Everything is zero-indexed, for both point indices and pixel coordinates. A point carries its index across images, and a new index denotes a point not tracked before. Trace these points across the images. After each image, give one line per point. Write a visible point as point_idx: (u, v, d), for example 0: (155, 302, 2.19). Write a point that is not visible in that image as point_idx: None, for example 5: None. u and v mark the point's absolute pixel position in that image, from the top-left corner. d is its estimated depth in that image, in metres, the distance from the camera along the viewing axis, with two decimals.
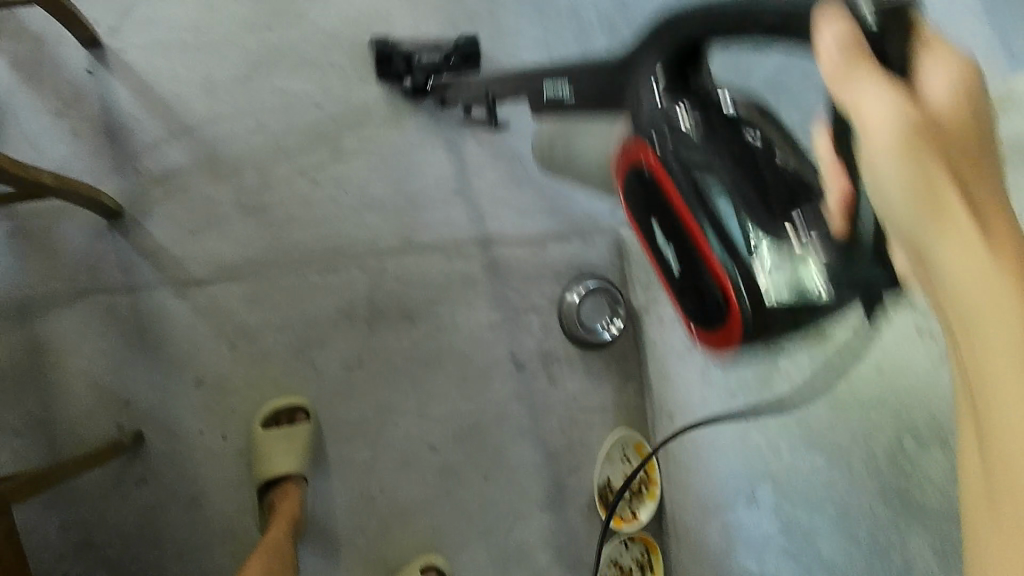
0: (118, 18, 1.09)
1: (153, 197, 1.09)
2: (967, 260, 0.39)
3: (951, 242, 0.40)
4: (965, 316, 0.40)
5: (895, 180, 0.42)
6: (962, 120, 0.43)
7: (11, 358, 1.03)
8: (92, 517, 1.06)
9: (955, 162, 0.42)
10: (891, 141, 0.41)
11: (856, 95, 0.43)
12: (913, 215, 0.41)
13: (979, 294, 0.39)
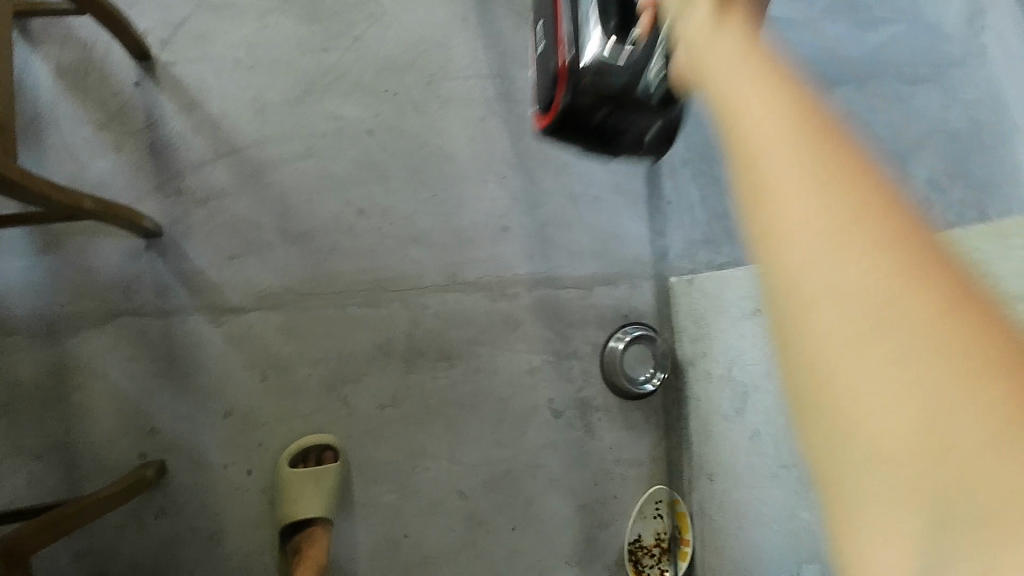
0: (171, 32, 1.07)
1: (194, 218, 1.05)
2: (809, 278, 0.33)
3: (805, 235, 0.34)
4: (790, 280, 0.34)
5: (777, 176, 0.36)
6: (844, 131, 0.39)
7: (35, 379, 0.99)
8: (106, 549, 1.02)
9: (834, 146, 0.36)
10: (775, 106, 0.38)
11: (721, 76, 0.44)
12: (767, 210, 0.36)
13: (832, 293, 0.32)
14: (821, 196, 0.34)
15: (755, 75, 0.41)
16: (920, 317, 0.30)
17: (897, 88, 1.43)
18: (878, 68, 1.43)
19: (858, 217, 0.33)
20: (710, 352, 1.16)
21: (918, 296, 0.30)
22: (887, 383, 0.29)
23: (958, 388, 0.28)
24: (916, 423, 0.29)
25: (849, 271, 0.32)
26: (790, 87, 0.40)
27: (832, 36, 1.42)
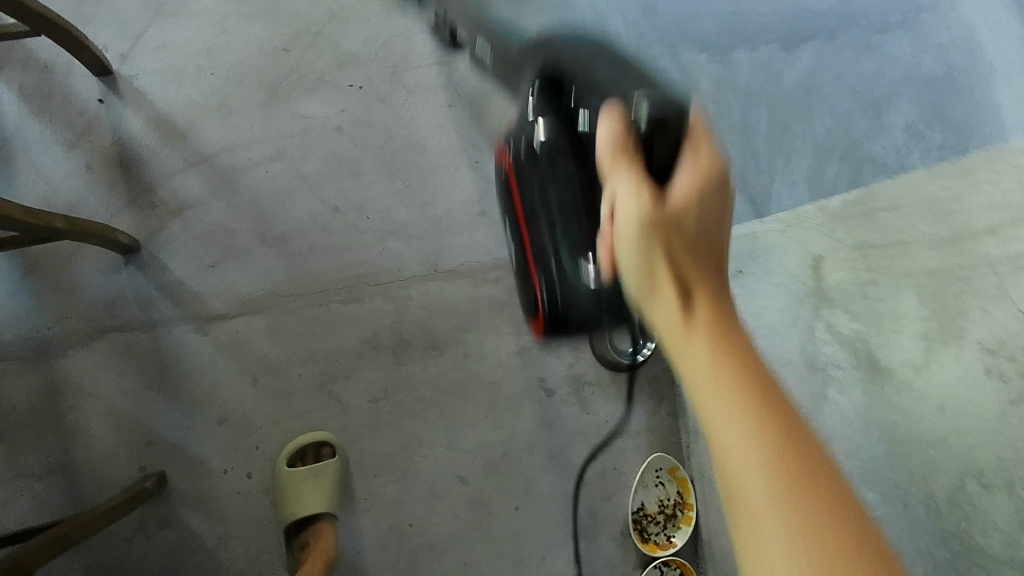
0: (130, 45, 1.07)
1: (170, 229, 1.05)
2: (729, 450, 0.43)
3: (719, 414, 0.44)
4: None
5: (694, 369, 0.48)
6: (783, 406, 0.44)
7: (29, 402, 1.00)
8: (115, 562, 1.03)
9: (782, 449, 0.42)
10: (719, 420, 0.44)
11: (688, 356, 0.49)
12: (718, 450, 0.44)
13: None
14: (720, 375, 0.46)
15: (710, 363, 0.47)
16: None
17: (868, 39, 1.40)
18: (846, 20, 1.42)
19: (796, 510, 0.39)
20: None
21: (792, 456, 0.41)
22: None
23: None
24: None
25: (745, 442, 0.42)
26: (736, 364, 0.46)
27: None
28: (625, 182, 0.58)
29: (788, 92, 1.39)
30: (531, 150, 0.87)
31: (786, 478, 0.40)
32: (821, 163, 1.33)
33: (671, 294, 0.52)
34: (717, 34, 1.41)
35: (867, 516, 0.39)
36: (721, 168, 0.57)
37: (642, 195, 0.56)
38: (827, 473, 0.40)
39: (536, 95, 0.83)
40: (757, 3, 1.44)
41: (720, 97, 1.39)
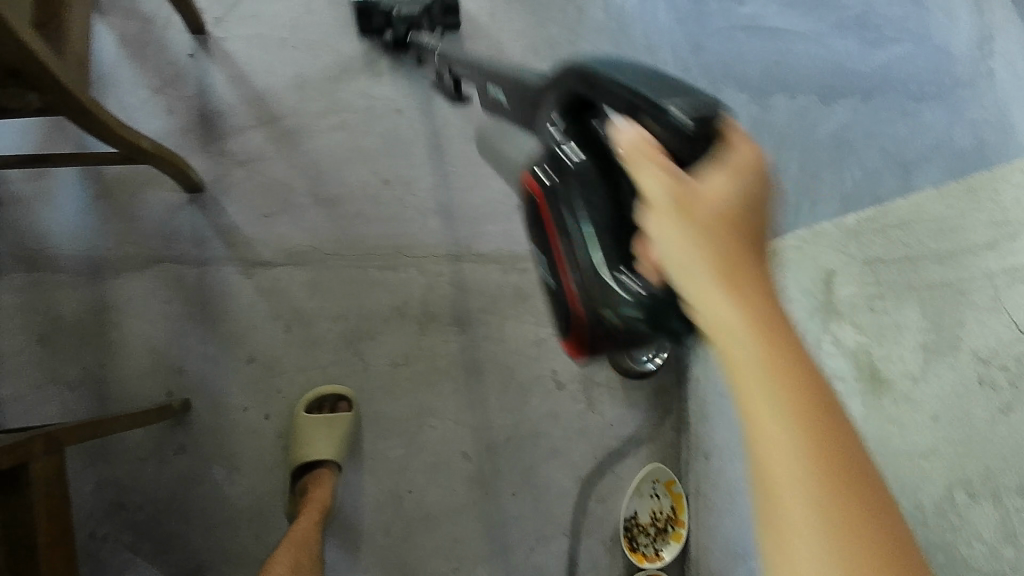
0: (225, 11, 1.17)
1: (233, 177, 1.14)
2: (765, 428, 0.40)
3: (752, 390, 0.41)
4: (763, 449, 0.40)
5: (749, 358, 0.42)
6: (719, 209, 0.50)
7: (76, 315, 1.07)
8: (129, 478, 1.08)
9: (740, 263, 0.48)
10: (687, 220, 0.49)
11: (675, 244, 0.49)
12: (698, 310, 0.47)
13: (773, 461, 0.39)
14: (721, 292, 0.46)
15: (706, 262, 0.47)
16: (792, 422, 0.40)
17: (905, 104, 1.48)
18: (884, 82, 1.49)
19: (773, 340, 0.43)
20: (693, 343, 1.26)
21: (847, 467, 0.39)
22: (799, 490, 0.38)
23: (811, 471, 0.39)
24: (801, 475, 0.39)
25: (807, 462, 0.39)
26: (742, 270, 0.47)
27: (839, 50, 1.49)
28: (641, 168, 0.52)
29: (821, 141, 1.45)
30: (564, 156, 0.70)
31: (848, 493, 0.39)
32: (846, 210, 1.41)
33: (745, 284, 0.46)
34: (758, 77, 1.45)
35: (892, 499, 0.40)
36: (756, 180, 0.53)
37: (656, 168, 0.52)
38: (886, 497, 0.40)
39: (562, 120, 0.71)
40: (801, 54, 1.48)
41: (756, 137, 1.43)
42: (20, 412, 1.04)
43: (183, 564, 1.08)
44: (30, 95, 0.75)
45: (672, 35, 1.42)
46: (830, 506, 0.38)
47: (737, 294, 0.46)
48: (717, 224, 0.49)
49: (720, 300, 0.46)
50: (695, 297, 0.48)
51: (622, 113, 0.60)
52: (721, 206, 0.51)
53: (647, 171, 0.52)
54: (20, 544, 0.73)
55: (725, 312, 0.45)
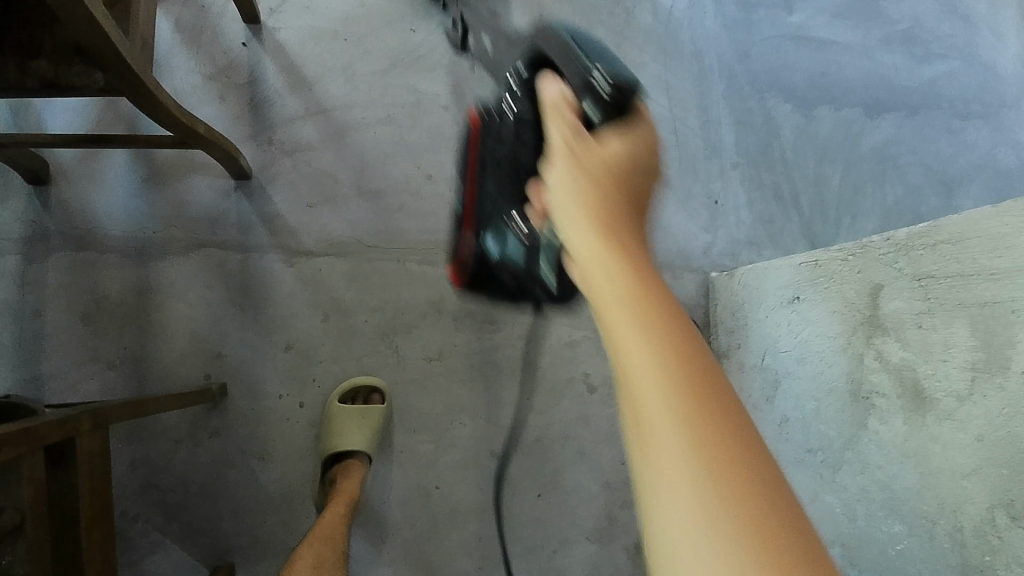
0: (278, 1, 1.18)
1: (280, 166, 1.15)
2: (647, 397, 0.36)
3: (632, 325, 0.39)
4: (635, 408, 0.37)
5: (634, 343, 0.38)
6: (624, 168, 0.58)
7: (121, 295, 1.08)
8: (163, 460, 1.09)
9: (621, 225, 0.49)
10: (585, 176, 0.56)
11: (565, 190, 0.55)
12: (584, 268, 0.45)
13: (645, 404, 0.36)
14: (590, 233, 0.48)
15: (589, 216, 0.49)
16: (682, 374, 0.36)
17: (950, 122, 1.46)
18: (930, 98, 1.47)
19: (637, 295, 0.40)
20: (747, 343, 1.26)
21: (711, 410, 0.35)
22: (674, 445, 0.34)
23: (703, 438, 0.34)
24: (685, 446, 0.34)
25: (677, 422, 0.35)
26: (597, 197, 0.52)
27: (887, 64, 1.47)
28: (561, 167, 0.58)
29: (864, 155, 1.43)
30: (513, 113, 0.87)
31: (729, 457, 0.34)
32: (886, 226, 1.40)
33: (635, 265, 0.44)
34: (804, 88, 1.44)
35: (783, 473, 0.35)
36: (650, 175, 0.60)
37: (581, 158, 0.58)
38: (768, 464, 0.35)
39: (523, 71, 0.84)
40: (848, 66, 1.46)
41: (799, 148, 1.41)
42: (60, 388, 1.05)
43: (212, 547, 1.09)
44: (98, 75, 0.75)
45: (718, 42, 1.41)
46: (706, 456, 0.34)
47: (604, 235, 0.48)
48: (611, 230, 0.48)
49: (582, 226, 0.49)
50: (574, 237, 0.49)
51: (565, 77, 0.77)
52: (611, 162, 0.58)
53: (562, 133, 0.65)
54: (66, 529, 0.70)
55: (613, 306, 0.40)
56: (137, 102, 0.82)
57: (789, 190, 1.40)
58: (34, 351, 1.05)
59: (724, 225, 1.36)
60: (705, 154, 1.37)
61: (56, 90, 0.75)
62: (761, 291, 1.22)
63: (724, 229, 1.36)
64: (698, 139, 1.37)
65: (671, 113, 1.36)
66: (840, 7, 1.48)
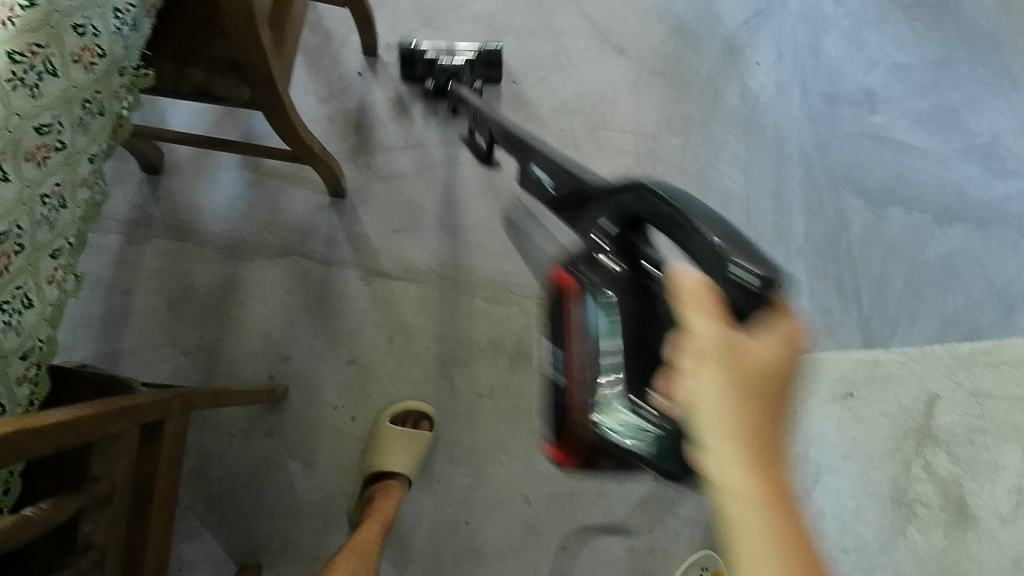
0: (397, 39, 1.31)
1: (372, 189, 1.22)
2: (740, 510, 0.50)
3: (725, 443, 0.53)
4: (738, 508, 0.50)
5: (755, 533, 0.49)
6: (757, 371, 0.56)
7: (207, 288, 1.14)
8: (215, 450, 1.13)
9: (720, 356, 0.57)
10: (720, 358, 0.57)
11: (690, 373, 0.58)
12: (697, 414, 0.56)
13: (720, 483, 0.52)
14: (714, 378, 0.55)
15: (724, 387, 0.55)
16: (741, 454, 0.52)
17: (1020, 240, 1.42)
18: (1001, 214, 1.43)
19: (742, 413, 0.54)
20: None
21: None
22: (745, 487, 0.51)
23: (756, 508, 0.49)
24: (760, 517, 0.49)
25: (774, 554, 0.47)
26: (724, 371, 0.56)
27: (961, 175, 1.45)
28: (704, 317, 0.60)
29: (929, 262, 1.40)
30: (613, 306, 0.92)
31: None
32: (941, 337, 1.35)
33: (741, 419, 0.54)
34: (878, 187, 1.43)
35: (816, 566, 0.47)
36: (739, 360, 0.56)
37: (709, 320, 0.59)
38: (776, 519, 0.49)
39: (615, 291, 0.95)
40: (923, 172, 1.45)
41: (867, 245, 1.40)
42: (134, 366, 1.10)
43: (243, 543, 1.11)
44: (245, 90, 0.83)
45: (800, 130, 1.44)
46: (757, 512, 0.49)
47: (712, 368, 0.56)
48: (756, 381, 0.56)
49: (712, 374, 0.56)
50: (712, 443, 0.54)
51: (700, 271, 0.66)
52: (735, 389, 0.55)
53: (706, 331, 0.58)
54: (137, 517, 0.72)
55: (724, 421, 0.54)
56: (271, 117, 0.89)
57: (851, 284, 1.37)
58: (118, 326, 1.11)
59: None
60: (773, 235, 1.38)
61: (204, 97, 0.82)
62: None
63: None
64: (769, 221, 1.39)
65: (746, 192, 1.39)
66: (922, 113, 1.48)
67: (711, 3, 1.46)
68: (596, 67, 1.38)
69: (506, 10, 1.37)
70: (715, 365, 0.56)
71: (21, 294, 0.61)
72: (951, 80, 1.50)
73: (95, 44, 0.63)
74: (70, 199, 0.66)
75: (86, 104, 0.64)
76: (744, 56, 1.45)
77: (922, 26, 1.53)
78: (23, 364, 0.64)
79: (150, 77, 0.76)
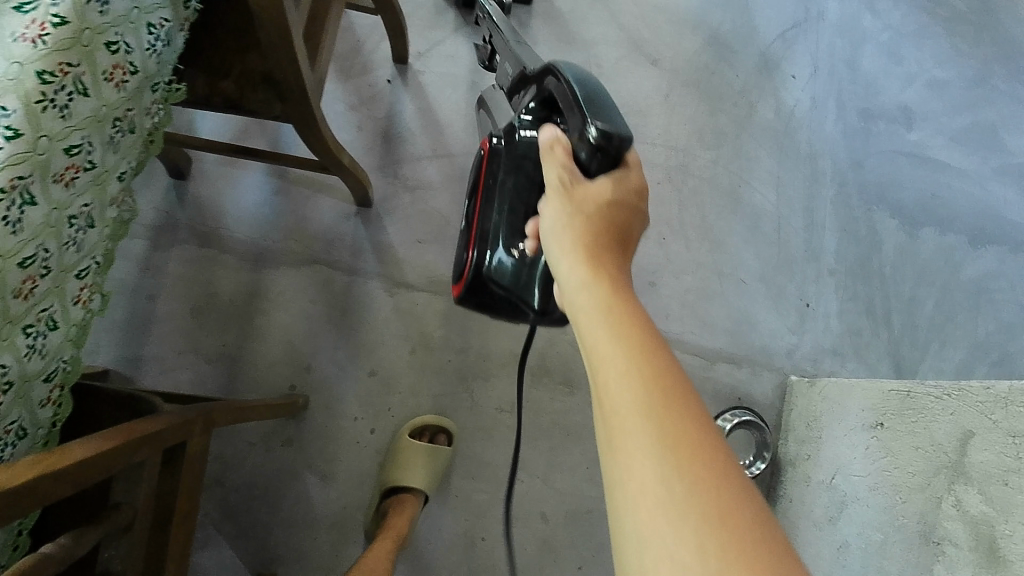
0: (428, 46, 1.28)
1: (399, 199, 1.21)
2: (624, 419, 0.39)
3: (615, 371, 0.41)
4: (616, 418, 0.39)
5: (633, 424, 0.38)
6: (601, 205, 0.56)
7: (231, 295, 1.14)
8: (235, 458, 1.13)
9: (582, 200, 0.56)
10: (564, 194, 0.58)
11: (553, 231, 0.55)
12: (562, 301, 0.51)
13: (611, 396, 0.40)
14: (581, 285, 0.48)
15: (576, 276, 0.49)
16: (656, 363, 0.41)
17: None
18: None
19: (600, 306, 0.46)
20: (816, 456, 1.20)
21: (714, 483, 0.36)
22: (636, 403, 0.39)
23: (641, 420, 0.38)
24: (640, 423, 0.38)
25: (657, 461, 0.37)
26: (594, 247, 0.52)
27: (996, 197, 1.39)
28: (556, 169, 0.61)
29: (961, 285, 1.34)
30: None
31: (744, 539, 0.34)
32: (971, 362, 1.29)
33: (605, 297, 0.47)
34: (912, 207, 1.37)
35: (726, 476, 0.37)
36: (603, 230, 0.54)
37: (560, 170, 0.60)
38: (701, 433, 0.38)
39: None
40: (959, 193, 1.39)
41: (899, 267, 1.34)
42: (156, 371, 1.11)
43: (260, 553, 1.11)
44: (276, 105, 0.81)
45: (834, 146, 1.39)
46: (659, 420, 0.38)
47: (586, 257, 0.51)
48: (594, 215, 0.55)
49: (574, 263, 0.51)
50: (575, 321, 0.47)
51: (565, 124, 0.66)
52: (591, 222, 0.54)
53: (555, 175, 0.60)
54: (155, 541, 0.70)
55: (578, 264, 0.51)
56: (301, 131, 0.87)
57: (882, 306, 1.32)
58: (142, 331, 1.11)
59: (812, 329, 1.32)
60: (804, 255, 1.34)
61: (235, 110, 0.81)
62: (841, 406, 1.17)
63: (811, 334, 1.31)
64: (800, 239, 1.34)
65: (778, 210, 1.35)
66: (960, 131, 1.42)
67: (748, 13, 1.42)
68: (628, 78, 1.35)
69: (540, 18, 1.35)
70: (598, 229, 0.53)
71: (47, 316, 0.60)
72: (989, 99, 1.43)
73: (128, 61, 0.62)
74: (99, 219, 0.65)
75: (116, 123, 0.63)
76: (780, 69, 1.41)
77: (962, 41, 1.45)
78: (46, 386, 0.63)
79: (183, 92, 0.75)
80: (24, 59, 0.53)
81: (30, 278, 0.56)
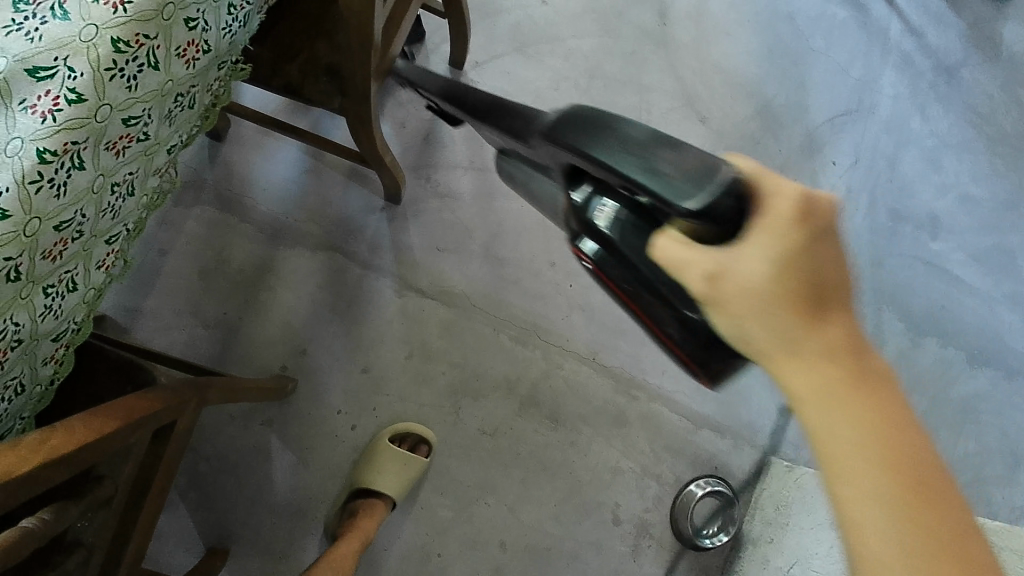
0: (486, 58, 1.30)
1: (428, 204, 1.21)
2: (868, 508, 0.38)
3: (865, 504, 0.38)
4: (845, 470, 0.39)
5: (878, 516, 0.38)
6: (773, 302, 0.39)
7: (242, 265, 1.14)
8: (211, 427, 1.12)
9: (777, 326, 0.39)
10: (747, 293, 0.39)
11: (753, 342, 0.40)
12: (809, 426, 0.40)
13: (863, 498, 0.39)
14: (825, 375, 0.40)
15: (828, 378, 0.40)
16: (884, 486, 0.38)
17: None
18: None
19: (848, 409, 0.39)
20: (780, 542, 1.13)
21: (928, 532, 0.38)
22: (881, 488, 0.39)
23: (872, 476, 0.39)
24: (882, 513, 0.38)
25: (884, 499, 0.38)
26: (865, 402, 0.39)
27: (1002, 321, 1.31)
28: (752, 312, 0.39)
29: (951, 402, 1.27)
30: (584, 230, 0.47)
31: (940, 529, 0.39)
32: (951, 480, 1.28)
33: (840, 433, 0.39)
34: (919, 311, 1.30)
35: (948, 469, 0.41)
36: (778, 337, 0.40)
37: (744, 264, 0.39)
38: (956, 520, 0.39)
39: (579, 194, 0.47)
40: (967, 310, 1.31)
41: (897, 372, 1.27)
42: (151, 328, 1.11)
43: (219, 525, 1.10)
44: (337, 98, 0.80)
45: (859, 239, 1.33)
46: (895, 492, 0.39)
47: (815, 349, 0.40)
48: (801, 308, 0.39)
49: (808, 371, 0.40)
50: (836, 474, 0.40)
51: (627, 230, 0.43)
52: (788, 312, 0.39)
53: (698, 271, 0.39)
54: (128, 516, 0.69)
55: (763, 255, 0.39)
56: (353, 127, 0.86)
57: None
58: (146, 285, 1.12)
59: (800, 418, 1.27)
60: None
61: (294, 96, 0.79)
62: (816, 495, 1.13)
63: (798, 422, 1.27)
64: None
65: None
66: (981, 251, 1.35)
67: (804, 91, 1.39)
68: (676, 130, 1.33)
69: (601, 52, 1.34)
70: (761, 330, 0.40)
71: (68, 278, 0.59)
72: (1017, 224, 1.37)
73: (203, 39, 0.60)
74: (139, 187, 0.64)
75: (177, 98, 0.61)
76: (822, 153, 1.37)
77: (1001, 161, 1.40)
78: (53, 345, 0.62)
79: (246, 72, 0.74)
80: (100, 22, 0.51)
81: (61, 240, 0.55)
